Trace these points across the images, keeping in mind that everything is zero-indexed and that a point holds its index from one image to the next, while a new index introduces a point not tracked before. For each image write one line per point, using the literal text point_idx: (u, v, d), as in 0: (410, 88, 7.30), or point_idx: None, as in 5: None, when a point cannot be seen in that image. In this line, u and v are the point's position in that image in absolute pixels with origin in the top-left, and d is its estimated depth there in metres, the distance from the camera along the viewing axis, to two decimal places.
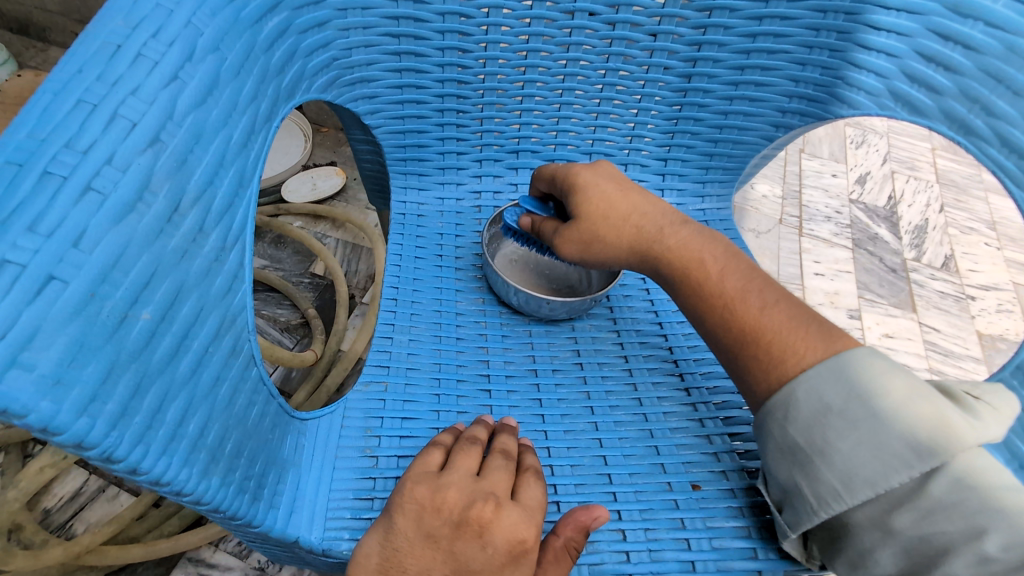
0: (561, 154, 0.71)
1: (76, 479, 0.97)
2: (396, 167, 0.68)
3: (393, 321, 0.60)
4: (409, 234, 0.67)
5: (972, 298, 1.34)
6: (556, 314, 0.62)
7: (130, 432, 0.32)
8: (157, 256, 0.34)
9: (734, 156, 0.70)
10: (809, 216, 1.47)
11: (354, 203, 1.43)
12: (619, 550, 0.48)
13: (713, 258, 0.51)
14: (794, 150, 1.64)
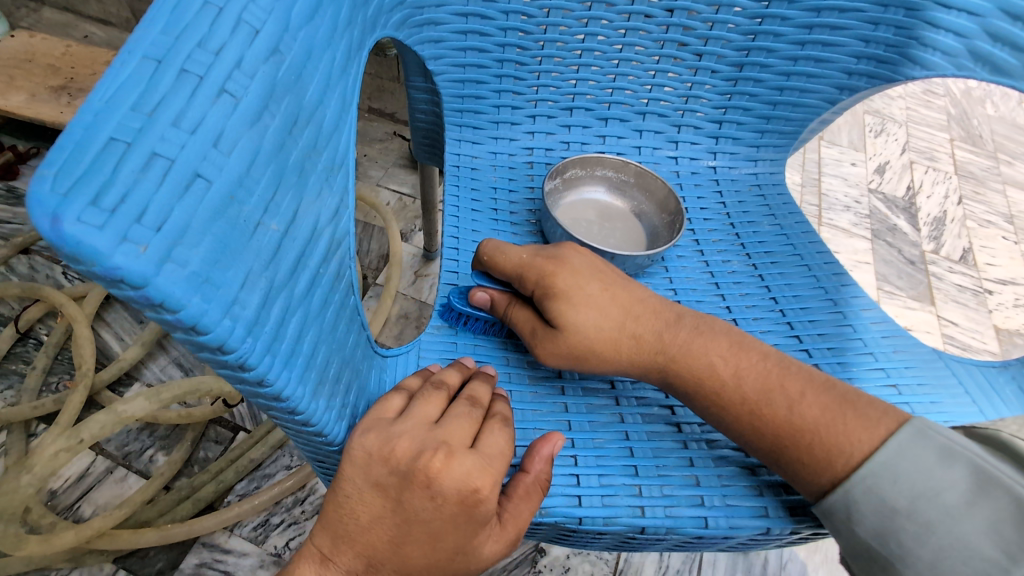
0: (614, 113, 0.67)
1: (83, 460, 0.94)
2: (450, 119, 0.64)
3: (456, 270, 0.55)
4: (464, 186, 0.62)
5: (989, 292, 1.33)
6: (625, 271, 0.55)
7: (265, 341, 0.26)
8: (282, 169, 0.28)
9: (793, 119, 0.66)
10: (829, 205, 1.45)
11: (365, 180, 1.39)
12: (696, 515, 0.42)
13: (722, 359, 0.44)
14: (814, 137, 1.61)
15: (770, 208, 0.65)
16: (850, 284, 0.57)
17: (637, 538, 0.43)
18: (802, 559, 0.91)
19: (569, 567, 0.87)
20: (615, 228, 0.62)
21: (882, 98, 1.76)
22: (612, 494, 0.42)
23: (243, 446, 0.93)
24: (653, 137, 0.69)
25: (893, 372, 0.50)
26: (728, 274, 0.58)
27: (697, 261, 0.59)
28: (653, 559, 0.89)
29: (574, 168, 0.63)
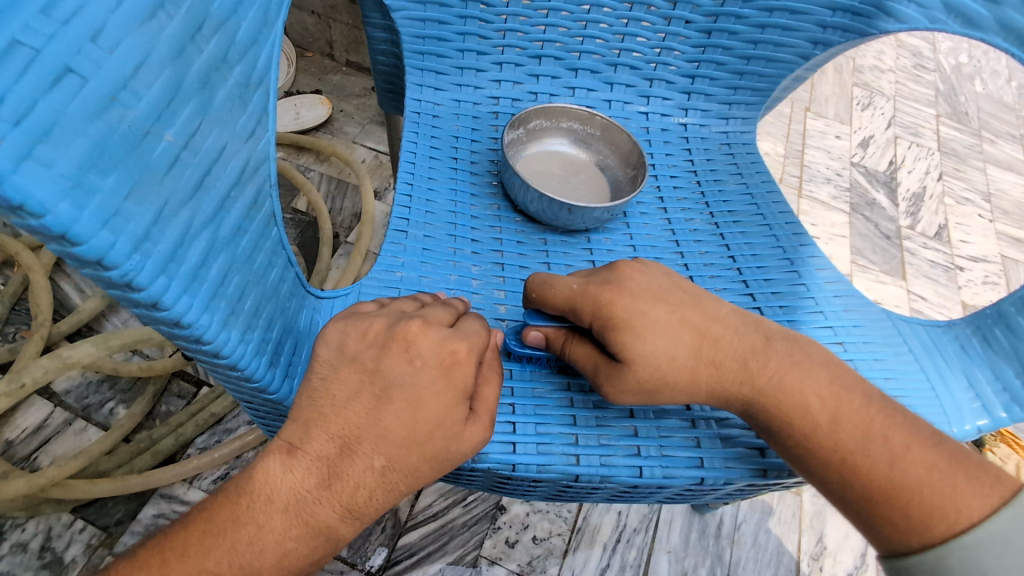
0: (584, 64, 0.65)
1: (40, 411, 0.92)
2: (410, 61, 0.61)
3: (407, 217, 0.52)
4: (423, 133, 0.59)
5: (960, 269, 1.34)
6: (582, 224, 0.53)
7: (156, 261, 0.25)
8: (180, 76, 0.26)
9: (766, 75, 0.64)
10: (810, 176, 1.44)
11: (340, 136, 1.35)
12: (633, 464, 0.42)
13: (819, 397, 0.40)
14: (800, 108, 1.58)
15: (737, 167, 0.63)
16: (809, 244, 0.56)
17: (572, 487, 0.43)
18: (755, 521, 0.94)
19: (527, 525, 0.89)
20: (577, 181, 0.60)
21: (872, 71, 1.73)
22: (548, 443, 0.42)
23: (204, 400, 0.92)
24: (623, 91, 0.66)
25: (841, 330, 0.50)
26: (688, 232, 0.57)
27: (659, 218, 0.57)
28: (611, 519, 0.91)
29: (536, 118, 0.60)
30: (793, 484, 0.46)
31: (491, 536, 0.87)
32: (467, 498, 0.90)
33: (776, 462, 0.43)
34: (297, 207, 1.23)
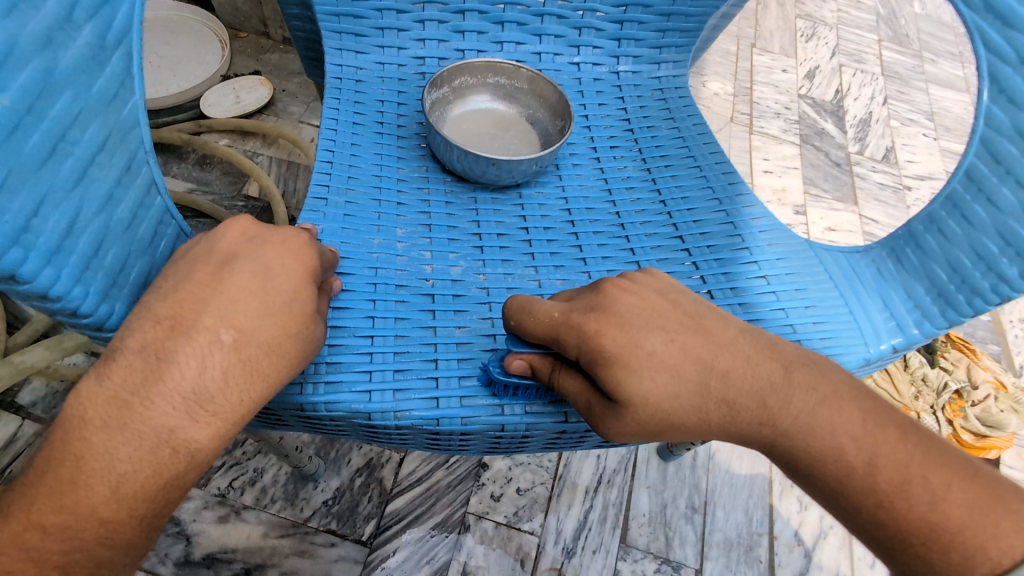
0: (510, 17, 0.64)
1: (9, 426, 0.91)
2: (326, 24, 0.59)
3: (327, 183, 0.51)
4: (347, 98, 0.58)
5: (908, 189, 1.38)
6: (506, 179, 0.55)
7: (5, 233, 0.28)
8: (10, 40, 0.27)
9: (692, 15, 0.63)
10: (760, 112, 1.45)
11: (284, 116, 1.31)
12: (558, 409, 0.43)
13: (853, 438, 0.36)
14: (746, 45, 1.58)
15: (670, 112, 0.63)
16: (742, 186, 0.56)
17: (502, 438, 0.44)
18: (728, 448, 0.98)
19: (511, 477, 0.91)
20: (507, 137, 0.61)
21: (814, 1, 1.74)
22: (472, 396, 0.42)
23: None
24: (553, 42, 0.66)
25: (766, 265, 0.49)
26: (621, 180, 0.58)
27: (592, 168, 0.59)
28: (592, 462, 0.94)
29: (462, 76, 0.59)
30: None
31: (476, 493, 0.90)
32: (450, 460, 0.92)
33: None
34: (249, 193, 1.21)
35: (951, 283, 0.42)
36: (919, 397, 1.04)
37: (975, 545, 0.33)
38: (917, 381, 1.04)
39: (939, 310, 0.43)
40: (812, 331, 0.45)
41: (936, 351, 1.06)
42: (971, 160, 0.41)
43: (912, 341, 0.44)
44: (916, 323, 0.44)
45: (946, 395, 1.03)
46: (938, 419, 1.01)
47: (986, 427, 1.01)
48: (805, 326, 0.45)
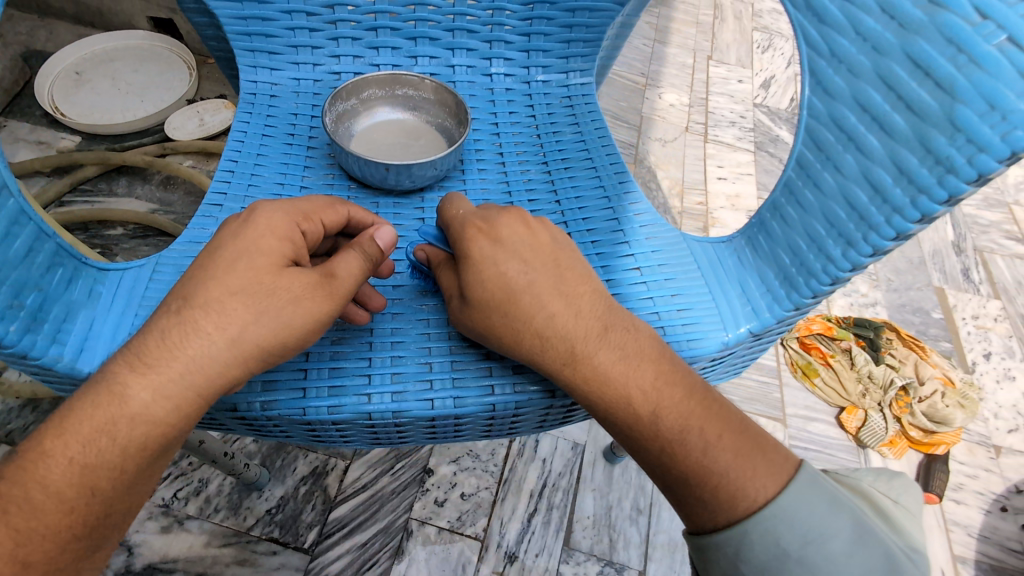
0: (421, 32, 0.66)
1: None
2: (239, 43, 0.62)
3: (225, 192, 0.54)
4: (258, 111, 0.61)
5: None
6: (406, 183, 0.56)
7: None
8: None
9: (592, 25, 0.66)
10: (714, 122, 1.48)
11: None
12: (424, 398, 0.46)
13: (641, 391, 0.41)
14: (702, 57, 1.62)
15: (575, 117, 0.66)
16: (631, 184, 0.59)
17: (378, 427, 0.47)
18: None
19: (455, 482, 0.92)
20: (417, 145, 0.63)
21: (770, 14, 1.78)
22: (342, 387, 0.46)
23: None
24: (465, 55, 0.68)
25: (640, 257, 0.52)
26: (523, 183, 0.60)
27: (495, 172, 0.61)
28: (537, 466, 0.95)
29: (370, 88, 0.62)
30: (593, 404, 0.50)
31: (420, 498, 0.90)
32: (395, 466, 0.93)
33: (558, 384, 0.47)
34: None
35: (792, 267, 0.45)
36: (866, 395, 1.05)
37: (734, 487, 0.39)
38: (863, 378, 1.05)
39: (784, 292, 0.46)
40: (676, 318, 0.48)
41: (881, 348, 1.09)
42: (801, 147, 0.43)
43: (765, 323, 0.47)
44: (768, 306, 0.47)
45: (891, 391, 1.05)
46: (885, 416, 1.02)
47: (935, 422, 1.03)
48: (669, 313, 0.48)
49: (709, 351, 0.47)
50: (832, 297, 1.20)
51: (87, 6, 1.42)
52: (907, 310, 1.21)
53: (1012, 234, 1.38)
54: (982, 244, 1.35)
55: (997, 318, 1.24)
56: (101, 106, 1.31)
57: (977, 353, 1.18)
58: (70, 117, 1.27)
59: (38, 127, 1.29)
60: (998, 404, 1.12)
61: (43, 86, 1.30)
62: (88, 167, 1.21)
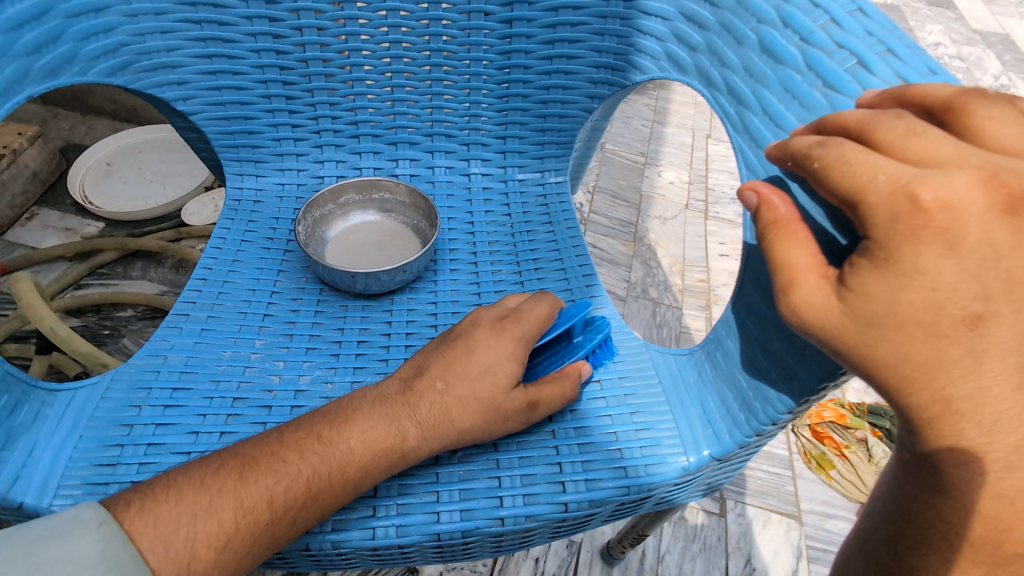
0: (401, 137, 0.70)
1: None
2: (226, 154, 0.66)
3: (194, 299, 0.55)
4: (240, 218, 0.64)
5: None
6: (373, 288, 0.57)
7: None
8: None
9: (565, 130, 0.68)
10: (715, 198, 1.48)
11: None
12: (366, 527, 0.43)
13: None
14: (700, 136, 1.66)
15: (549, 216, 0.67)
16: (597, 286, 0.60)
17: (321, 556, 0.44)
18: (679, 550, 0.91)
19: None
20: (392, 245, 0.64)
21: None
22: None
23: None
24: (445, 157, 0.71)
25: (602, 369, 0.52)
26: (493, 285, 0.60)
27: (468, 273, 0.62)
28: (529, 568, 0.89)
29: (347, 193, 0.65)
30: (551, 532, 0.46)
31: None
32: None
33: (512, 509, 0.43)
34: None
35: (748, 389, 0.43)
36: None
37: None
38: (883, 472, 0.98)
39: (743, 417, 0.43)
40: (634, 440, 0.47)
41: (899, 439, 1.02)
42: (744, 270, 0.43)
43: (727, 448, 0.45)
44: (729, 431, 0.44)
45: None
46: None
47: None
48: (626, 434, 0.47)
49: (668, 477, 0.45)
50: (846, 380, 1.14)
51: (122, 104, 1.54)
52: None
53: None
54: None
55: None
56: (125, 193, 1.39)
57: None
58: (97, 204, 1.35)
59: (67, 214, 1.37)
60: None
61: (75, 177, 1.39)
62: (107, 251, 1.27)
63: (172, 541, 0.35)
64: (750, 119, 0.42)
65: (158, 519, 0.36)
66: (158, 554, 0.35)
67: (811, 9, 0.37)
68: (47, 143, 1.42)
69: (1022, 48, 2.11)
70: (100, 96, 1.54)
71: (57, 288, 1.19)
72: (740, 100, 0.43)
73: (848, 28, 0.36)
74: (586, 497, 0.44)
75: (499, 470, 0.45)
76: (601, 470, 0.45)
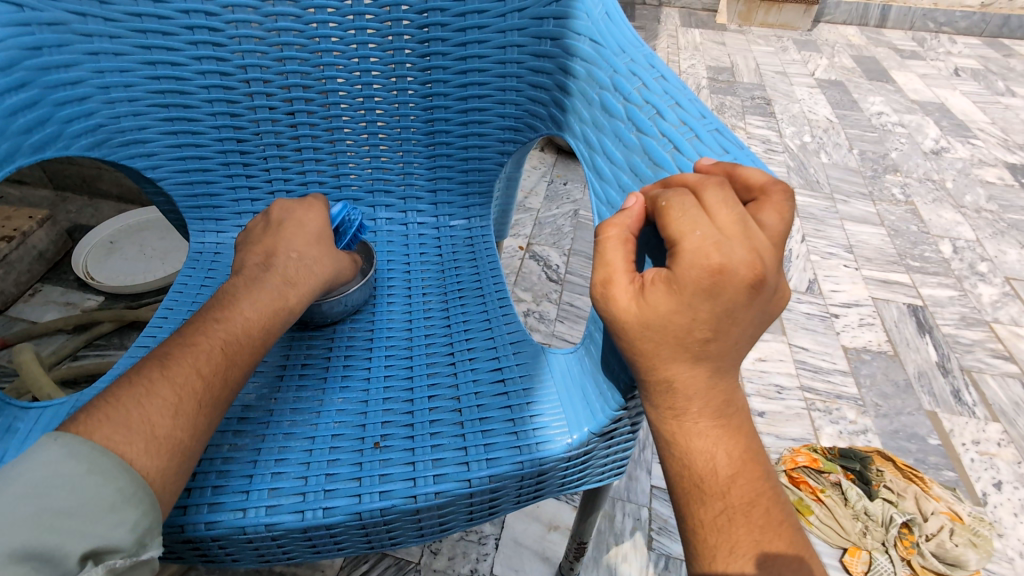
0: (347, 194, 0.85)
1: None
2: (190, 214, 0.80)
3: (156, 334, 0.67)
4: (201, 267, 0.77)
5: (835, 316, 1.42)
6: (316, 319, 0.69)
7: None
8: None
9: (484, 181, 0.85)
10: None
11: None
12: (295, 510, 0.52)
13: (726, 453, 0.43)
14: None
15: (474, 252, 0.82)
16: (510, 311, 0.72)
17: (258, 544, 0.52)
18: None
19: None
20: None
21: None
22: (219, 501, 0.52)
23: None
24: (384, 209, 0.86)
25: (506, 370, 0.63)
26: (423, 315, 0.72)
27: (402, 304, 0.74)
28: None
29: None
30: (467, 509, 0.55)
31: None
32: None
33: (424, 488, 0.53)
34: None
35: (610, 370, 0.54)
36: (866, 534, 0.98)
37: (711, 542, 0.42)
38: (860, 515, 1.00)
39: (609, 393, 0.54)
40: (529, 424, 0.57)
41: (872, 482, 1.04)
42: None
43: (601, 424, 0.55)
44: (600, 409, 0.55)
45: (893, 530, 0.98)
46: (891, 558, 0.95)
47: (947, 564, 0.95)
48: (522, 420, 0.58)
49: (554, 452, 0.55)
50: (819, 426, 1.17)
51: (128, 188, 1.64)
52: (901, 437, 1.16)
53: (998, 353, 1.38)
54: (969, 364, 1.34)
55: (1000, 443, 1.18)
56: (126, 270, 1.45)
57: (985, 483, 1.10)
58: (98, 280, 1.41)
59: (69, 290, 1.43)
60: (1020, 541, 1.02)
61: (79, 256, 1.46)
62: (104, 323, 1.31)
63: (131, 421, 0.45)
64: (593, 157, 0.59)
65: (110, 415, 0.45)
66: (120, 435, 0.44)
67: (630, 78, 0.54)
68: (55, 225, 1.49)
69: (957, 115, 2.33)
70: (108, 181, 1.64)
71: (53, 359, 1.22)
72: (588, 144, 0.60)
73: (652, 89, 0.52)
74: (487, 475, 0.54)
75: (414, 457, 0.55)
76: (500, 450, 0.55)
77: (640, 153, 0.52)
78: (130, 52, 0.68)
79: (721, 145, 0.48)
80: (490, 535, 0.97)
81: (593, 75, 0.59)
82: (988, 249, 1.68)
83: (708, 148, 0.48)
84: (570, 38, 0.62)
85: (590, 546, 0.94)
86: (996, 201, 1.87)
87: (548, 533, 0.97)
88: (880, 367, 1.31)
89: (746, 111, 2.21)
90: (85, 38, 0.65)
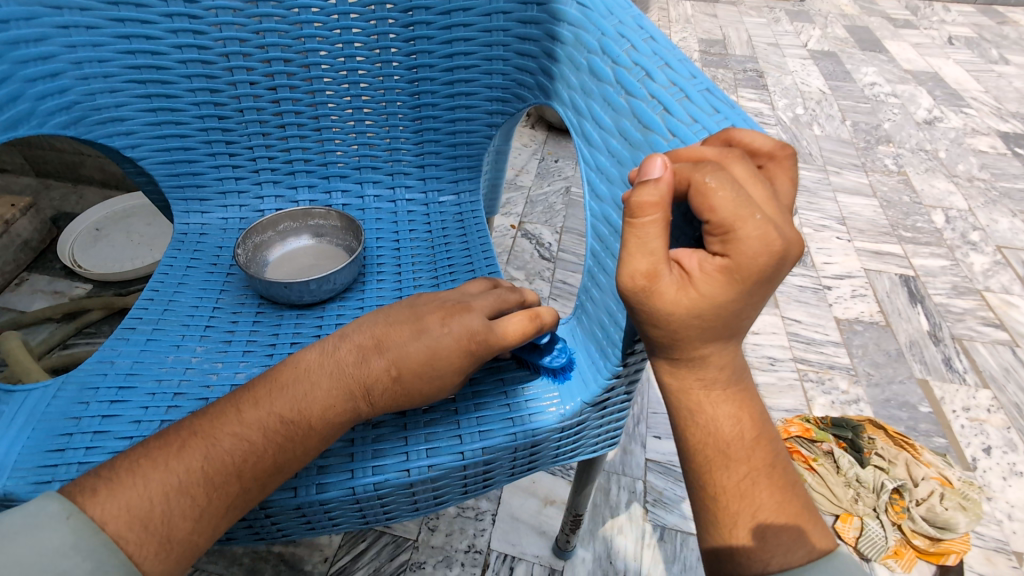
0: (333, 171, 0.83)
1: None
2: (173, 195, 0.78)
3: (142, 316, 0.66)
4: (186, 248, 0.76)
5: (828, 288, 1.42)
6: (305, 298, 0.68)
7: None
8: None
9: (473, 154, 0.83)
10: None
11: None
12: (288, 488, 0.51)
13: (743, 417, 0.44)
14: None
15: (463, 228, 0.81)
16: None
17: (252, 522, 0.52)
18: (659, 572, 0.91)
19: None
20: (323, 263, 0.77)
21: None
22: None
23: None
24: (372, 186, 0.85)
25: None
26: (414, 293, 0.71)
27: (392, 282, 0.73)
28: None
29: (284, 222, 0.79)
30: (461, 482, 0.55)
31: None
32: None
33: (417, 462, 0.52)
34: None
35: (602, 338, 0.54)
36: (858, 500, 1.00)
37: (733, 503, 0.44)
38: (852, 483, 1.01)
39: (602, 362, 0.54)
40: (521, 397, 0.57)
41: (864, 449, 1.05)
42: (592, 245, 0.56)
43: (593, 393, 0.55)
44: (593, 377, 0.55)
45: (885, 495, 0.99)
46: (882, 524, 0.96)
47: (937, 528, 0.96)
48: (513, 392, 0.57)
49: (546, 422, 0.55)
50: (812, 396, 1.17)
51: (112, 173, 1.61)
52: (893, 406, 1.17)
53: (988, 320, 1.39)
54: (960, 332, 1.35)
55: (990, 409, 1.20)
56: (113, 256, 1.43)
57: (975, 448, 1.12)
58: (86, 268, 1.39)
59: (56, 278, 1.41)
60: (1009, 504, 1.04)
61: (65, 243, 1.43)
62: (94, 311, 1.30)
63: (149, 519, 0.41)
64: (584, 125, 0.57)
65: (129, 504, 0.41)
66: (133, 535, 0.40)
67: (619, 40, 0.52)
68: (39, 213, 1.46)
69: (950, 84, 2.31)
70: (91, 167, 1.61)
71: (42, 348, 1.21)
72: (578, 112, 0.58)
73: (641, 51, 0.51)
74: (478, 444, 0.54)
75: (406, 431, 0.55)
76: (492, 422, 0.55)
77: (629, 116, 0.50)
78: (103, 26, 0.66)
79: (711, 104, 0.46)
80: (487, 511, 0.98)
81: (581, 39, 0.57)
82: (980, 218, 1.68)
83: (698, 107, 0.47)
84: (556, 2, 0.60)
85: (586, 518, 0.95)
86: (988, 170, 1.87)
87: (544, 508, 0.98)
88: (872, 338, 1.31)
89: (738, 84, 2.18)
90: (54, 11, 0.62)
